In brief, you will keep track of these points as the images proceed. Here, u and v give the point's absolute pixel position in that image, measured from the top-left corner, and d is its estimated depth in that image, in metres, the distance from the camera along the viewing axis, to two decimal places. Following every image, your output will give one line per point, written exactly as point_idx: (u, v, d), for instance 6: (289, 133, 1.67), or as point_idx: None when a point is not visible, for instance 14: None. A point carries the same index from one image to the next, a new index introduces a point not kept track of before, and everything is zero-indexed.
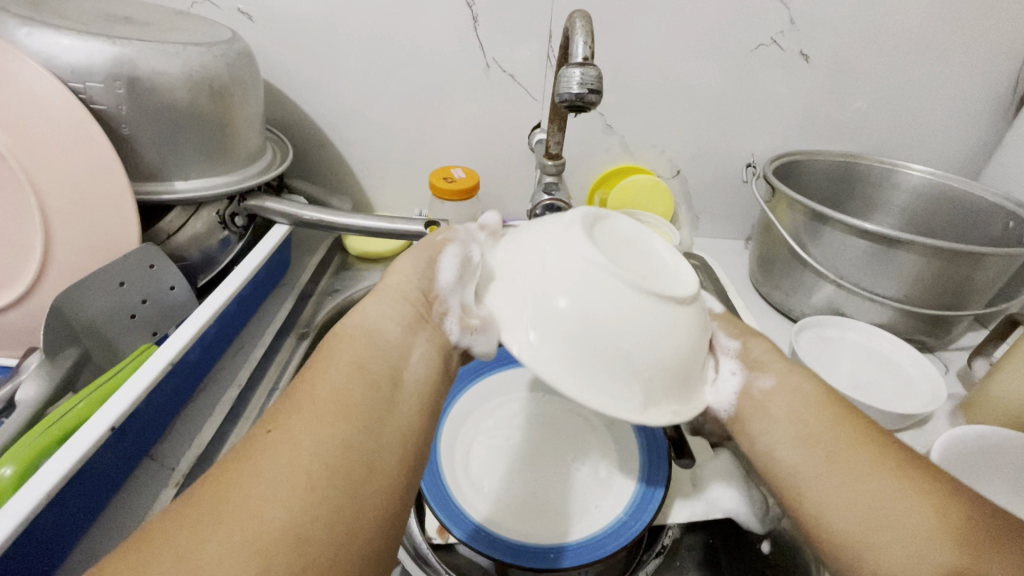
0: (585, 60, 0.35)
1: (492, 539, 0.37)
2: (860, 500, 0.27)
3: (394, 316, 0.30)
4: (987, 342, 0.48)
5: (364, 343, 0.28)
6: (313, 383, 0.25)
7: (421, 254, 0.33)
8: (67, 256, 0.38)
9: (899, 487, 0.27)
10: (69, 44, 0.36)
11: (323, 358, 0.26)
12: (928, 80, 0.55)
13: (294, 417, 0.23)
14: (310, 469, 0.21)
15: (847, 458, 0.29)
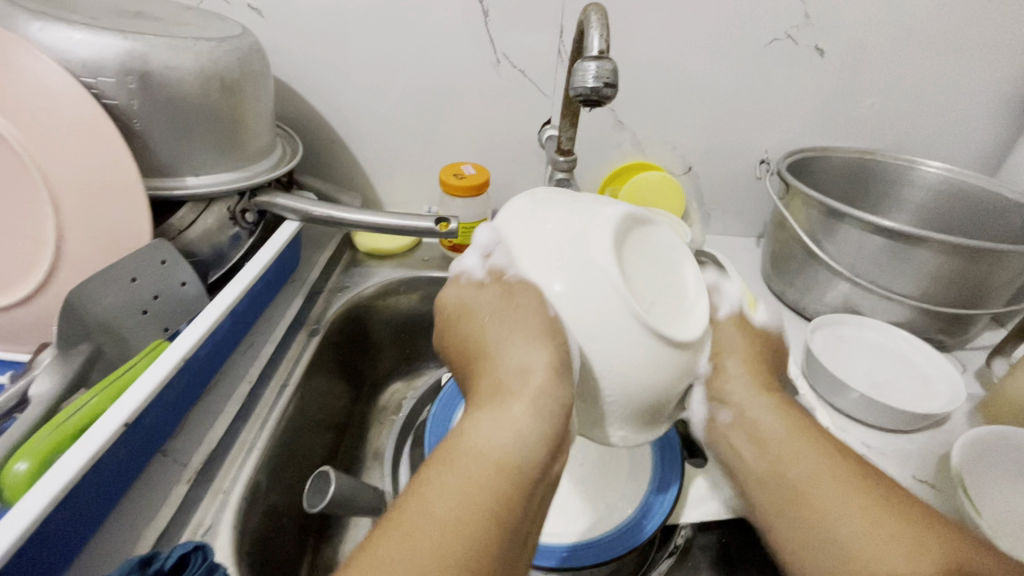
0: (601, 54, 0.34)
1: None
2: (826, 519, 0.29)
3: (530, 433, 0.26)
4: (1006, 342, 0.48)
5: (500, 456, 0.25)
6: (435, 510, 0.23)
7: (541, 322, 0.29)
8: (80, 252, 0.38)
9: (860, 503, 0.29)
10: (82, 39, 0.36)
11: (443, 481, 0.25)
12: (946, 75, 0.54)
13: (413, 547, 0.22)
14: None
15: (814, 476, 0.31)
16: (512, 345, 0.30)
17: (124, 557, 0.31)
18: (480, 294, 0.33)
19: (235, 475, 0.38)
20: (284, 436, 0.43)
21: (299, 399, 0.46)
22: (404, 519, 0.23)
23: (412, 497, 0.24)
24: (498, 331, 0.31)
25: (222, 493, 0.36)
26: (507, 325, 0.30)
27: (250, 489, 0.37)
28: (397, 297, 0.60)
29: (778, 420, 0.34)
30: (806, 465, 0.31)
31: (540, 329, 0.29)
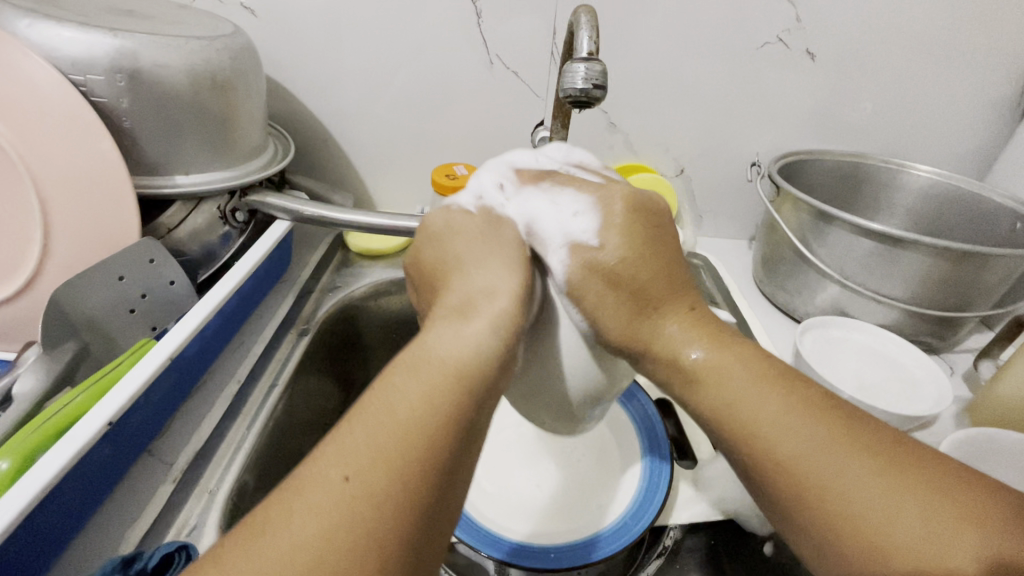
0: (590, 55, 0.35)
1: (492, 538, 0.37)
2: (836, 481, 0.22)
3: (486, 347, 0.24)
4: (993, 344, 0.48)
5: (458, 362, 0.23)
6: (385, 415, 0.21)
7: (511, 258, 0.28)
8: (68, 250, 0.38)
9: (854, 454, 0.22)
10: (71, 36, 0.36)
11: (393, 386, 0.22)
12: (935, 79, 0.55)
13: (361, 457, 0.20)
14: (403, 504, 0.19)
15: (795, 429, 0.23)
16: (481, 263, 0.28)
17: (107, 556, 0.31)
18: (468, 221, 0.31)
19: (221, 474, 0.37)
20: (272, 436, 0.43)
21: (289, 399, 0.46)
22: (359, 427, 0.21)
23: (370, 405, 0.22)
24: (475, 253, 0.29)
25: (207, 492, 0.36)
26: (481, 250, 0.29)
27: (237, 488, 0.37)
28: (389, 297, 0.60)
29: (732, 357, 0.27)
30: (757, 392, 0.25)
31: (514, 261, 0.28)
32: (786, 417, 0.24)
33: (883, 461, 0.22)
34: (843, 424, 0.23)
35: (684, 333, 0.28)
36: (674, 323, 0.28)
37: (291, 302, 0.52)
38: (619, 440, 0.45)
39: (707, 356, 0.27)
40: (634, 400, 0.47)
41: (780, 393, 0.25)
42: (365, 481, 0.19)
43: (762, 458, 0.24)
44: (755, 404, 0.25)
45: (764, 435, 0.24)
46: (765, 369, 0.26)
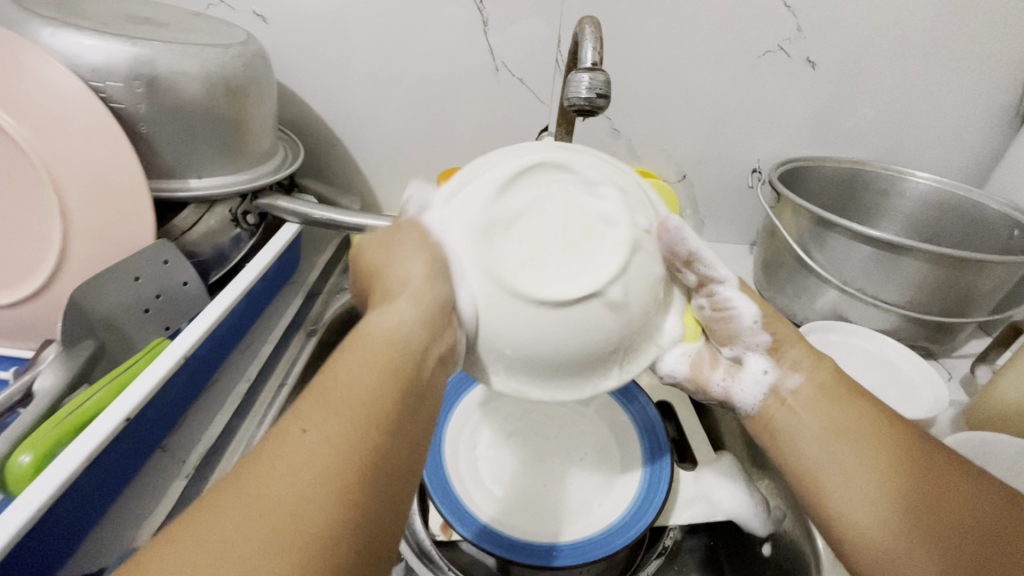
0: (594, 65, 0.36)
1: (484, 530, 0.39)
2: (875, 483, 0.28)
3: (415, 316, 0.26)
4: (989, 349, 0.49)
5: (384, 336, 0.26)
6: (341, 386, 0.23)
7: (421, 232, 0.30)
8: (86, 251, 0.39)
9: (899, 465, 0.29)
10: (91, 44, 0.37)
11: (348, 360, 0.24)
12: (934, 87, 0.55)
13: (327, 416, 0.22)
14: (356, 453, 0.21)
15: (863, 439, 0.30)
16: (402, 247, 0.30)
17: (123, 549, 0.32)
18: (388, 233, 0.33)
19: (233, 471, 0.39)
20: None
21: None
22: (307, 403, 0.22)
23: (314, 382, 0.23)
24: (394, 237, 0.31)
25: None
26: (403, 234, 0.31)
27: None
28: None
29: (810, 362, 0.34)
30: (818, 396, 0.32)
31: (422, 240, 0.29)
32: (870, 433, 0.30)
33: (912, 477, 0.28)
34: (885, 436, 0.30)
35: (798, 357, 0.34)
36: (795, 350, 0.35)
37: (299, 301, 0.53)
38: (620, 441, 0.46)
39: (810, 379, 0.33)
40: (635, 401, 0.48)
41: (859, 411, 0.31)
42: (316, 439, 0.21)
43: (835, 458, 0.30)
44: (844, 426, 0.31)
45: (840, 435, 0.31)
46: (864, 407, 0.31)
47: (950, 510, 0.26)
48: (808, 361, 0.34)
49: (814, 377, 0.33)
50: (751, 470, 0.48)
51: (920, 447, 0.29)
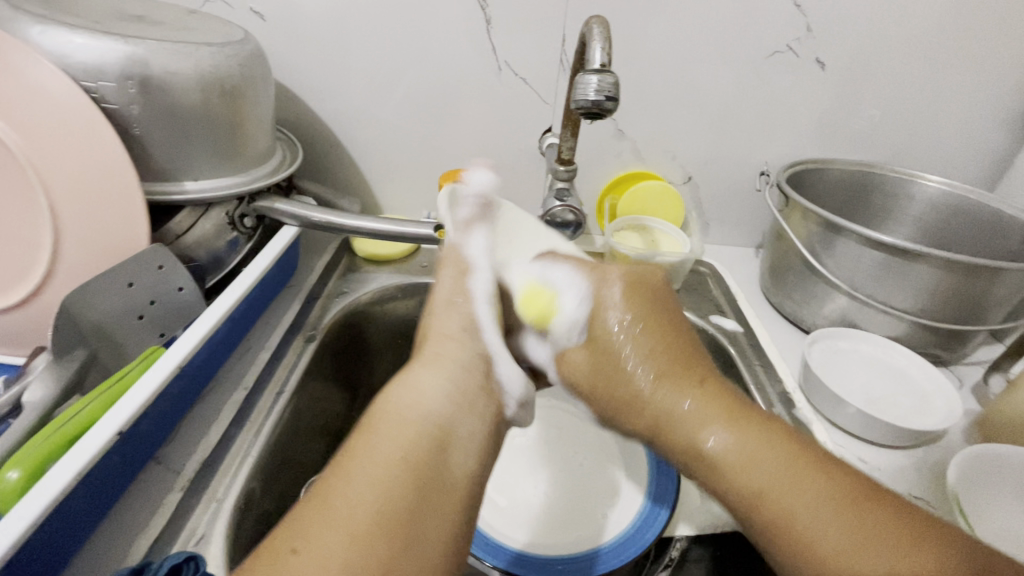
0: (603, 67, 0.34)
1: (517, 557, 0.38)
2: (859, 557, 0.24)
3: (444, 380, 0.30)
4: (1004, 358, 0.48)
5: (409, 412, 0.27)
6: (347, 487, 0.23)
7: (461, 287, 0.38)
8: (78, 257, 0.38)
9: (839, 517, 0.25)
10: (83, 43, 0.36)
11: (360, 454, 0.24)
12: (945, 89, 0.54)
13: (329, 527, 0.21)
14: (369, 558, 0.21)
15: (803, 506, 0.26)
16: (446, 314, 0.36)
17: (116, 566, 0.31)
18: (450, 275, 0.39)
19: (229, 483, 0.37)
20: (279, 443, 0.43)
21: (295, 406, 0.46)
22: (312, 504, 0.22)
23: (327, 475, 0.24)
24: (441, 299, 0.38)
25: (215, 502, 0.36)
26: (445, 292, 0.38)
27: (244, 497, 0.37)
28: (395, 303, 0.59)
29: (718, 429, 0.29)
30: (753, 474, 0.28)
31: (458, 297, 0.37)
32: (802, 495, 0.26)
33: (857, 522, 0.25)
34: (835, 496, 0.26)
35: (710, 427, 0.30)
36: (696, 423, 0.30)
37: (298, 307, 0.52)
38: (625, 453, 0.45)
39: (705, 449, 0.29)
40: None
41: (776, 466, 0.27)
42: (317, 551, 0.21)
43: (801, 557, 0.25)
44: (787, 502, 0.26)
45: (788, 523, 0.26)
46: (770, 454, 0.28)
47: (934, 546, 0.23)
48: (696, 425, 0.30)
49: (736, 445, 0.29)
50: None
51: (843, 480, 0.26)
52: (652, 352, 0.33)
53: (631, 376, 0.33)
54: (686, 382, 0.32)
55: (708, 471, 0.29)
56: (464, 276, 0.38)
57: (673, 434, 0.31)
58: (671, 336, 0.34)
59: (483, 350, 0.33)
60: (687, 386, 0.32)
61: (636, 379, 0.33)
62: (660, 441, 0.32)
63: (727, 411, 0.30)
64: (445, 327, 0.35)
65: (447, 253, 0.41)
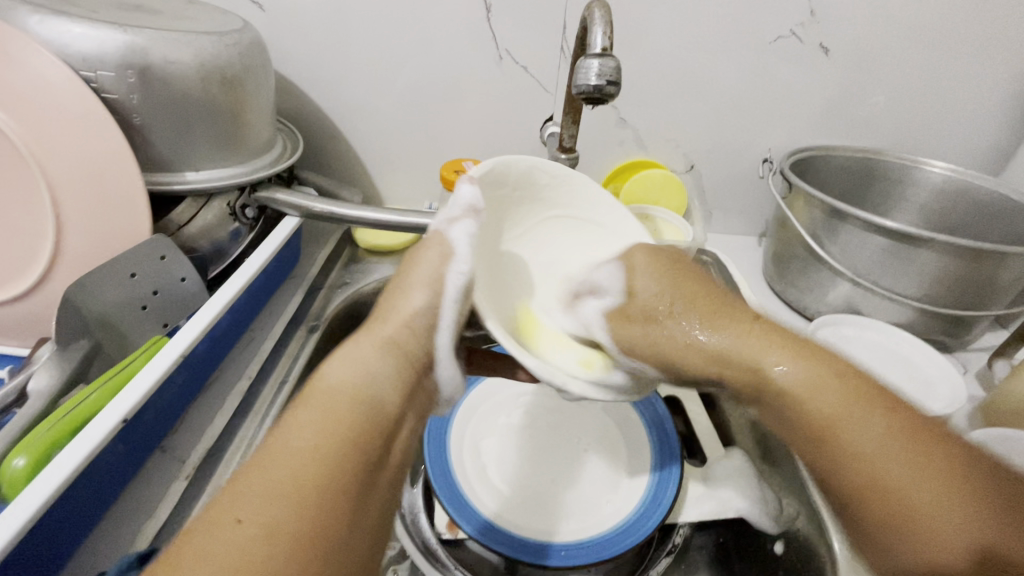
0: (604, 51, 0.34)
1: (489, 527, 0.38)
2: (927, 501, 0.24)
3: (392, 365, 0.27)
4: (1008, 344, 0.48)
5: (350, 390, 0.25)
6: (282, 454, 0.22)
7: (438, 274, 0.30)
8: (80, 246, 0.38)
9: (900, 435, 0.26)
10: (82, 32, 0.36)
11: (298, 421, 0.23)
12: (951, 74, 0.54)
13: (265, 500, 0.21)
14: (308, 529, 0.20)
15: (867, 442, 0.26)
16: (411, 291, 0.30)
17: (123, 552, 0.32)
18: (438, 258, 0.31)
19: (234, 472, 0.38)
20: None
21: (299, 395, 0.47)
22: (252, 470, 0.22)
23: (266, 444, 0.23)
24: (417, 275, 0.31)
25: (221, 488, 0.37)
26: (422, 273, 0.31)
27: None
28: None
29: (818, 377, 0.28)
30: (857, 421, 0.27)
31: (432, 276, 0.30)
32: (861, 425, 0.26)
33: (909, 446, 0.25)
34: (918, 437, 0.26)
35: (766, 354, 0.30)
36: (762, 352, 0.30)
37: (298, 296, 0.52)
38: (627, 438, 0.45)
39: (772, 373, 0.29)
40: (644, 398, 0.47)
41: (837, 396, 0.27)
42: (261, 518, 0.20)
43: (862, 486, 0.26)
44: (854, 435, 0.26)
45: (850, 455, 0.26)
46: (835, 386, 0.28)
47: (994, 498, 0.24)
48: (757, 353, 0.30)
49: (827, 395, 0.28)
50: (762, 467, 0.46)
51: (923, 427, 0.26)
52: (711, 315, 0.33)
53: (677, 334, 0.32)
54: (731, 322, 0.32)
55: (770, 396, 0.29)
56: (448, 261, 0.30)
57: (734, 359, 0.31)
58: (696, 289, 0.34)
59: (436, 350, 0.29)
60: (733, 322, 0.32)
61: (685, 334, 0.32)
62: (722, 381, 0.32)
63: (785, 342, 0.30)
64: (406, 307, 0.30)
65: (431, 238, 0.32)
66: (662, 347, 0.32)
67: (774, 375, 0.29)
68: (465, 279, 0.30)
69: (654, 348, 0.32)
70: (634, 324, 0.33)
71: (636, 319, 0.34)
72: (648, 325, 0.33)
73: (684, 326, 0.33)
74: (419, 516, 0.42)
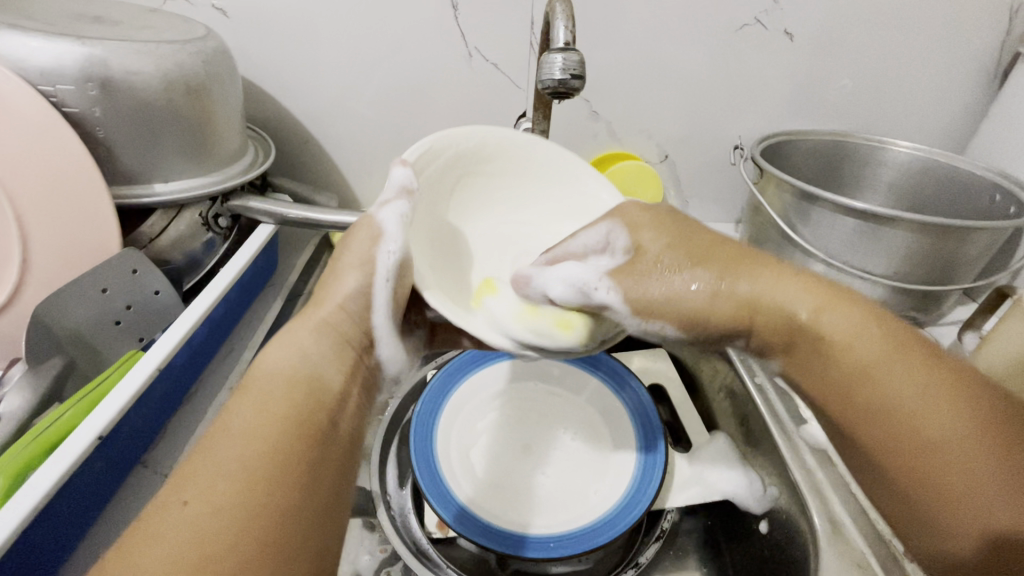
0: (567, 45, 0.35)
1: (461, 513, 0.38)
2: (954, 459, 0.26)
3: (321, 341, 0.29)
4: (976, 315, 0.49)
5: (289, 373, 0.27)
6: (231, 434, 0.24)
7: (369, 254, 0.31)
8: (49, 263, 0.38)
9: (936, 390, 0.28)
10: (38, 45, 0.35)
11: (244, 402, 0.25)
12: (913, 55, 0.55)
13: (208, 481, 0.22)
14: (260, 503, 0.22)
15: (906, 396, 0.28)
16: (345, 274, 0.32)
17: None
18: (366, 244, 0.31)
19: None
20: None
21: None
22: (196, 461, 0.23)
23: (209, 434, 0.24)
24: (353, 255, 0.32)
25: None
26: (354, 256, 0.32)
27: None
28: None
29: (869, 334, 0.29)
30: (893, 384, 0.28)
31: (364, 257, 0.31)
32: (903, 381, 0.28)
33: (955, 401, 0.27)
34: (949, 388, 0.28)
35: (797, 302, 0.31)
36: (795, 299, 0.31)
37: (279, 304, 0.52)
38: (613, 427, 0.46)
39: (803, 324, 0.31)
40: (626, 386, 0.47)
41: (876, 343, 0.29)
42: (204, 499, 0.22)
43: (894, 435, 0.28)
44: (887, 382, 0.28)
45: (890, 410, 0.28)
46: (885, 343, 0.29)
47: (999, 428, 0.26)
48: (787, 299, 0.31)
49: (893, 365, 0.29)
50: (745, 449, 0.46)
51: (953, 377, 0.28)
52: (719, 268, 0.32)
53: (677, 290, 0.31)
54: (773, 277, 0.32)
55: (811, 347, 0.31)
56: (376, 242, 0.31)
57: (766, 305, 0.31)
58: (716, 249, 0.33)
59: (374, 329, 0.31)
60: (775, 276, 0.32)
61: (681, 283, 0.31)
62: (755, 326, 0.32)
63: (823, 289, 0.31)
64: (343, 289, 0.31)
65: (363, 221, 0.32)
66: (683, 306, 0.31)
67: (810, 323, 0.31)
68: (395, 257, 0.30)
69: (677, 305, 0.31)
70: (642, 279, 0.32)
71: (641, 272, 0.32)
72: (671, 274, 0.32)
73: (678, 277, 0.32)
74: (409, 516, 0.43)
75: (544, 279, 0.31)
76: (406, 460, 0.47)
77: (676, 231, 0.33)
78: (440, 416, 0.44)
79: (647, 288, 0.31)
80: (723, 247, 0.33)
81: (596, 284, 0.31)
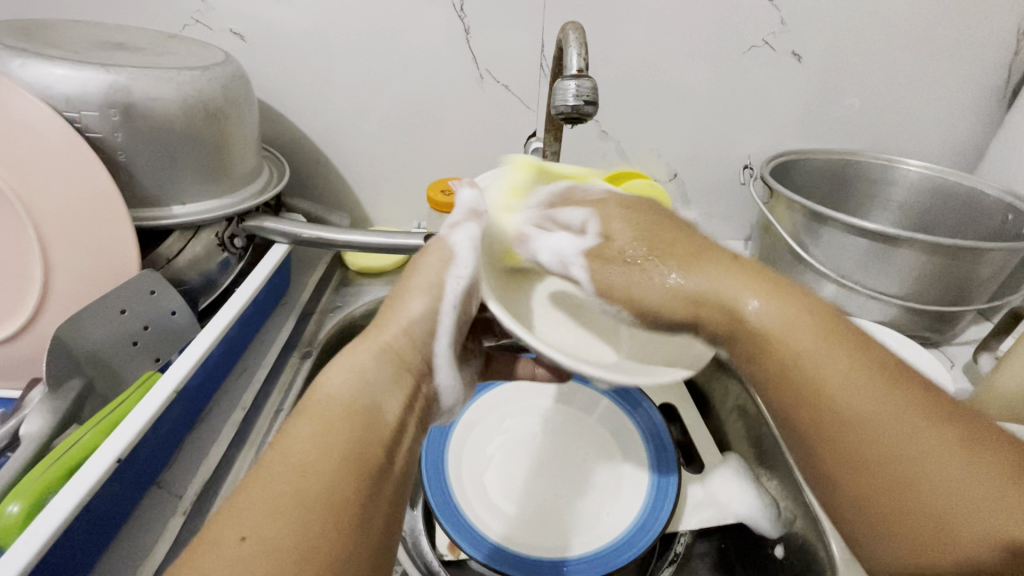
0: (580, 72, 0.35)
1: (496, 549, 0.38)
2: (929, 473, 0.24)
3: (383, 365, 0.28)
4: (991, 337, 0.49)
5: (348, 399, 0.26)
6: (291, 463, 0.24)
7: (438, 279, 0.31)
8: (69, 285, 0.38)
9: (864, 376, 0.26)
10: (63, 73, 0.36)
11: (303, 429, 0.25)
12: (921, 75, 0.55)
13: (265, 517, 0.22)
14: (318, 542, 0.22)
15: (852, 380, 0.26)
16: (408, 297, 0.31)
17: None
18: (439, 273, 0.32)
19: None
20: None
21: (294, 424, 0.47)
22: (250, 490, 0.23)
23: (264, 461, 0.24)
24: (421, 279, 0.32)
25: None
26: (422, 278, 0.32)
27: None
28: None
29: (799, 322, 0.28)
30: (829, 367, 0.26)
31: (433, 282, 0.31)
32: (841, 368, 0.26)
33: (899, 397, 0.25)
34: (906, 390, 0.25)
35: (741, 289, 0.29)
36: (739, 289, 0.29)
37: (292, 322, 0.53)
38: (626, 447, 0.45)
39: (743, 309, 0.29)
40: (639, 408, 0.47)
41: (791, 317, 0.28)
42: (262, 537, 0.21)
43: (824, 425, 0.26)
44: (821, 365, 0.27)
45: (868, 438, 0.25)
46: (809, 327, 0.28)
47: (951, 424, 0.24)
48: (732, 292, 0.29)
49: (829, 352, 0.27)
50: (760, 472, 0.46)
51: (907, 386, 0.26)
52: (689, 257, 0.31)
53: (655, 277, 0.31)
54: (720, 268, 0.30)
55: (752, 341, 0.29)
56: (448, 266, 0.32)
57: (711, 300, 0.30)
58: (671, 233, 0.32)
59: (432, 356, 0.31)
60: (722, 267, 0.30)
61: (659, 278, 0.31)
62: (700, 323, 0.30)
63: (767, 281, 0.29)
64: (404, 313, 0.31)
65: (434, 244, 0.33)
66: (648, 296, 0.31)
67: (749, 312, 0.29)
68: (464, 284, 0.31)
69: (653, 288, 0.31)
70: (611, 266, 0.32)
71: (613, 260, 0.32)
72: (626, 264, 0.32)
73: (657, 270, 0.31)
74: (420, 539, 0.42)
75: (542, 241, 0.35)
76: (417, 481, 0.47)
77: (633, 218, 0.33)
78: (453, 436, 0.44)
79: (615, 274, 0.32)
80: (663, 230, 0.32)
81: (573, 260, 0.34)
